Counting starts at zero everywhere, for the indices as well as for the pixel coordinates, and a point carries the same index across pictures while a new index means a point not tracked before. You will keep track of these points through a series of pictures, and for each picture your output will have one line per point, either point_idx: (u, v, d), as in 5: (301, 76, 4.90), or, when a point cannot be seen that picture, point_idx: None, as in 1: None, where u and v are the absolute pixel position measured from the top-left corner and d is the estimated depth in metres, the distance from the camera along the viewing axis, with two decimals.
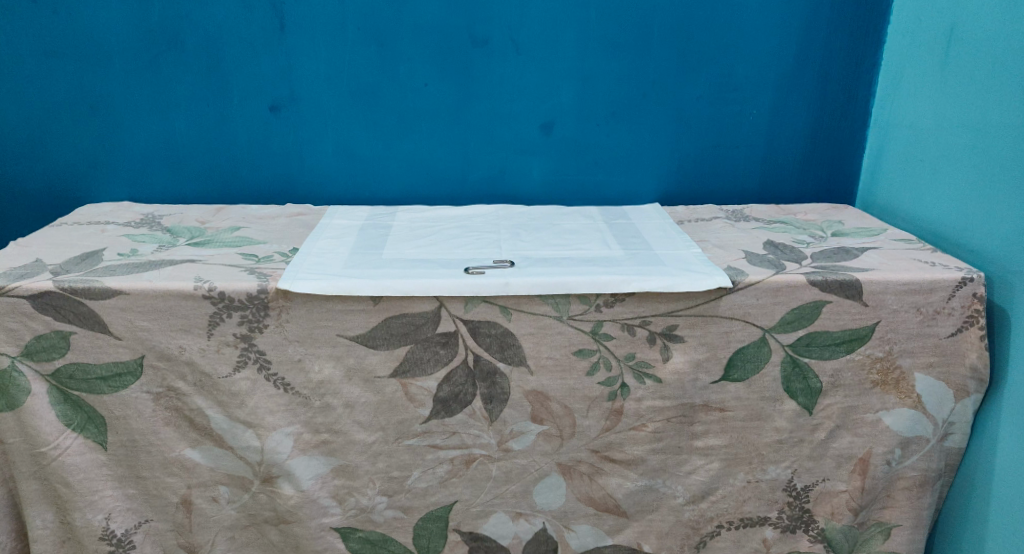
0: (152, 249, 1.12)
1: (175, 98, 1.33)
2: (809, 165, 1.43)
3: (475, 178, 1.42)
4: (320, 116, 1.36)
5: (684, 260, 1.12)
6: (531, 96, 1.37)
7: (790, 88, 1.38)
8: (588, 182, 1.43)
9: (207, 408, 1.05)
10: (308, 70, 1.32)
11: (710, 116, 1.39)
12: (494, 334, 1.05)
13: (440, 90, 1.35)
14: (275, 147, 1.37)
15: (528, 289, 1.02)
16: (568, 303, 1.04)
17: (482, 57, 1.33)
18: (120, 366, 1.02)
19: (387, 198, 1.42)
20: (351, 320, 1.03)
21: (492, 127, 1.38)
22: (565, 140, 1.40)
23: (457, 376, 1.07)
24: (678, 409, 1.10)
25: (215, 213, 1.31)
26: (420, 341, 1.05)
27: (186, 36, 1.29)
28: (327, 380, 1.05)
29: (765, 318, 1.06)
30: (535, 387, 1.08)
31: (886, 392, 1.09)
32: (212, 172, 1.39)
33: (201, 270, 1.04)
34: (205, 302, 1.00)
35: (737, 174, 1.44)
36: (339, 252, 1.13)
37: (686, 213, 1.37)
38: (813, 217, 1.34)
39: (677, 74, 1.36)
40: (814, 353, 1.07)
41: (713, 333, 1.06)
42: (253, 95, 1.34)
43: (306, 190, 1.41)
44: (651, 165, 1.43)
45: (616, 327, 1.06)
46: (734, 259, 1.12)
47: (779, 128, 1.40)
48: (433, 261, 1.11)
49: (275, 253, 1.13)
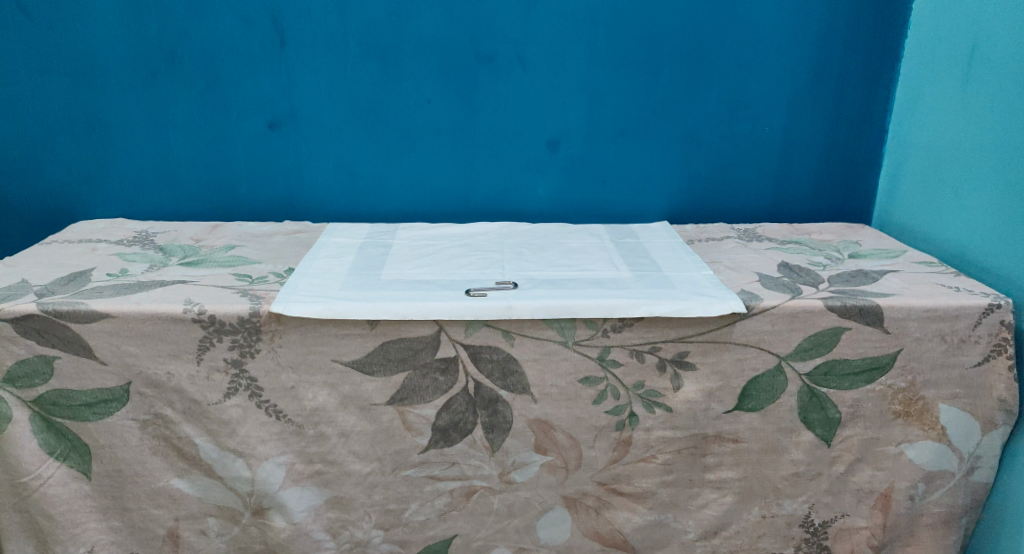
0: (143, 269, 1.08)
1: (171, 115, 1.30)
2: (824, 183, 1.39)
3: (479, 197, 1.38)
4: (320, 133, 1.32)
5: (695, 282, 1.07)
6: (537, 113, 1.33)
7: (805, 106, 1.33)
8: (594, 201, 1.39)
9: (196, 436, 1.00)
10: (308, 86, 1.29)
11: (721, 134, 1.35)
12: (496, 360, 1.01)
13: (444, 107, 1.31)
14: (274, 165, 1.34)
15: (531, 313, 0.98)
16: (573, 328, 1.00)
17: (487, 73, 1.30)
18: (105, 393, 0.98)
19: (387, 217, 1.38)
20: (346, 345, 0.99)
21: (497, 145, 1.34)
22: (571, 158, 1.36)
23: (457, 404, 1.02)
24: (689, 441, 1.04)
25: (211, 230, 1.27)
26: (418, 367, 1.01)
27: (183, 51, 1.26)
28: (321, 407, 1.01)
29: (781, 345, 1.01)
30: (539, 416, 1.03)
31: (908, 424, 1.03)
32: (208, 189, 1.35)
33: (192, 291, 1.00)
34: (195, 326, 0.96)
35: (749, 193, 1.39)
36: (337, 271, 1.09)
37: (696, 232, 1.32)
38: (828, 237, 1.29)
39: (688, 91, 1.32)
40: (832, 382, 1.02)
41: (727, 361, 1.01)
42: (252, 111, 1.30)
43: (305, 208, 1.37)
44: (660, 183, 1.38)
45: (625, 354, 1.01)
46: (748, 283, 1.07)
47: (793, 146, 1.36)
48: (433, 282, 1.06)
49: (270, 273, 1.09)
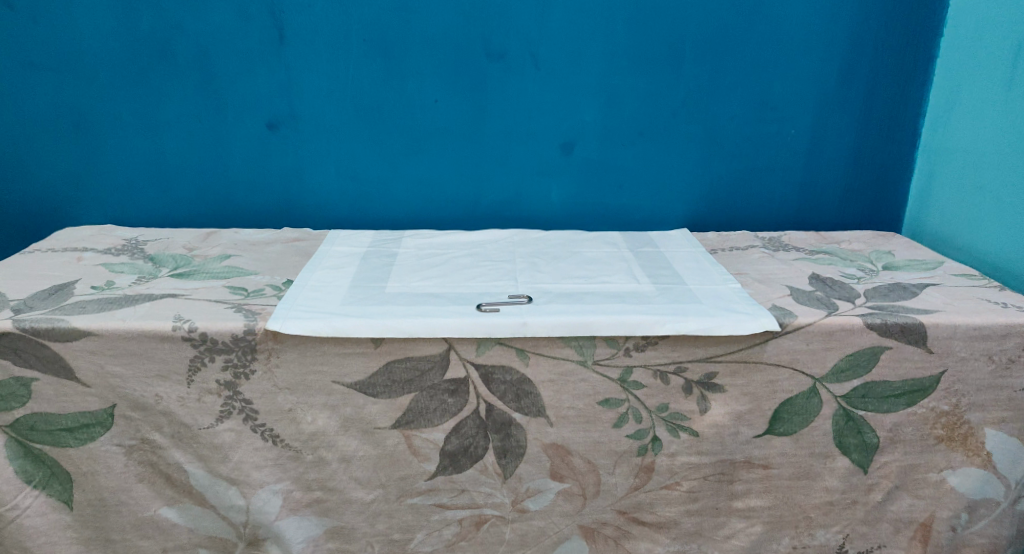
0: (130, 281, 1.01)
1: (163, 115, 1.23)
2: (851, 188, 1.32)
3: (488, 202, 1.31)
4: (321, 135, 1.25)
5: (722, 297, 1.00)
6: (550, 114, 1.26)
7: (833, 107, 1.27)
8: (610, 206, 1.32)
9: (186, 462, 0.94)
10: (308, 84, 1.22)
11: (744, 136, 1.28)
12: (509, 381, 0.94)
13: (452, 108, 1.24)
14: (271, 167, 1.26)
15: (547, 330, 0.91)
16: (593, 347, 0.93)
17: (498, 71, 1.23)
18: (87, 417, 0.91)
19: (392, 223, 1.31)
20: (349, 364, 0.92)
21: (508, 147, 1.27)
22: (586, 161, 1.29)
23: (467, 427, 0.95)
24: (715, 467, 0.98)
25: (204, 238, 1.20)
26: (425, 388, 0.94)
27: (175, 47, 1.19)
28: (320, 431, 0.94)
29: (815, 366, 0.94)
30: (555, 441, 0.96)
31: (951, 449, 0.96)
32: (202, 193, 1.28)
33: (182, 306, 0.93)
34: (185, 344, 0.89)
35: (772, 199, 1.32)
36: (339, 283, 1.02)
37: (718, 241, 1.25)
38: (858, 246, 1.22)
39: (710, 91, 1.25)
40: (870, 405, 0.95)
41: (757, 382, 0.94)
42: (249, 111, 1.23)
43: (305, 214, 1.30)
44: (679, 188, 1.31)
45: (648, 374, 0.94)
46: (779, 297, 1.00)
47: (819, 149, 1.29)
48: (442, 296, 1.00)
49: (266, 285, 1.02)
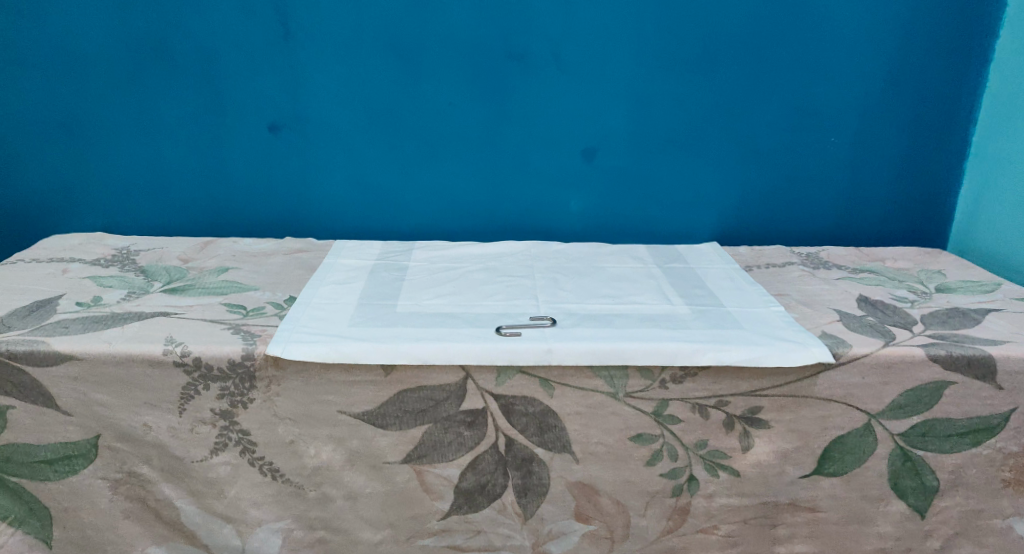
0: (119, 296, 0.93)
1: (159, 115, 1.14)
2: (895, 201, 1.23)
3: (505, 212, 1.22)
4: (327, 138, 1.16)
5: (765, 321, 0.91)
6: (573, 118, 1.17)
7: (877, 114, 1.18)
8: (636, 218, 1.23)
9: (177, 498, 0.85)
10: (315, 84, 1.13)
11: (781, 145, 1.19)
12: (532, 413, 0.86)
13: (468, 111, 1.16)
14: (274, 173, 1.18)
15: (575, 359, 0.83)
16: (625, 377, 0.84)
17: (518, 72, 1.14)
18: (69, 448, 0.82)
19: (402, 233, 1.23)
20: (356, 394, 0.84)
21: (527, 153, 1.19)
22: (610, 169, 1.20)
23: (485, 463, 0.87)
24: (758, 510, 0.90)
25: (201, 248, 1.11)
26: (439, 420, 0.85)
27: (173, 43, 1.11)
28: (324, 466, 0.86)
29: (871, 401, 0.86)
30: (582, 479, 0.88)
31: (1019, 494, 0.88)
32: (199, 199, 1.19)
33: (175, 327, 0.85)
34: (177, 370, 0.81)
35: (810, 211, 1.23)
36: (346, 301, 0.94)
37: (753, 256, 1.16)
38: (905, 264, 1.13)
39: (746, 96, 1.16)
40: (930, 445, 0.87)
41: (806, 418, 0.86)
42: (250, 112, 1.14)
43: (309, 222, 1.21)
44: (710, 199, 1.22)
45: (685, 408, 0.86)
46: (828, 323, 0.92)
47: (862, 159, 1.20)
48: (458, 316, 0.91)
49: (267, 303, 0.93)
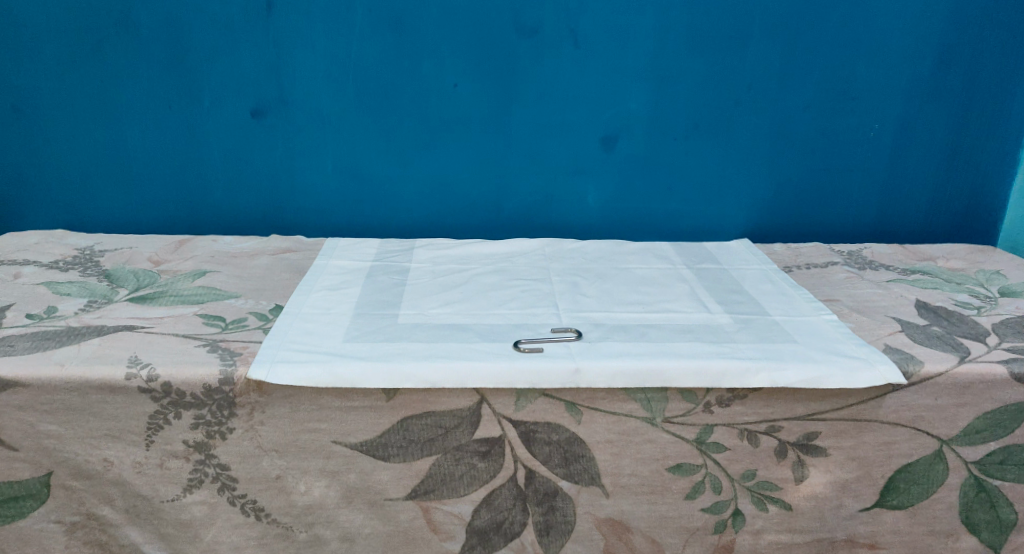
0: (77, 306, 0.80)
1: (125, 97, 1.02)
2: (941, 193, 1.12)
3: (514, 206, 1.10)
4: (316, 124, 1.04)
5: (819, 332, 0.80)
6: (591, 102, 1.05)
7: (926, 97, 1.07)
8: (658, 213, 1.11)
9: (144, 544, 0.74)
10: (301, 63, 1.01)
11: (820, 131, 1.08)
12: (556, 441, 0.74)
13: (473, 93, 1.04)
14: (256, 163, 1.05)
15: (608, 380, 0.71)
16: (664, 401, 0.73)
17: (529, 50, 1.02)
18: (15, 488, 0.71)
19: (400, 229, 1.10)
20: (354, 421, 0.72)
21: (539, 141, 1.07)
22: (631, 159, 1.08)
23: (501, 499, 0.76)
24: (811, 547, 0.79)
25: (175, 248, 0.99)
26: (450, 451, 0.74)
27: (140, 15, 0.98)
28: (317, 504, 0.74)
29: (943, 425, 0.75)
30: (613, 515, 0.77)
31: None
32: (173, 192, 1.07)
33: (142, 344, 0.73)
34: (143, 397, 0.69)
35: (848, 205, 1.12)
36: (340, 310, 0.82)
37: (789, 255, 1.05)
38: (959, 264, 1.02)
39: (782, 77, 1.05)
40: (1007, 474, 0.76)
41: (869, 445, 0.75)
42: (228, 94, 1.02)
43: (296, 218, 1.09)
44: (740, 192, 1.11)
45: (731, 435, 0.75)
46: (889, 334, 0.81)
47: (907, 147, 1.09)
48: (470, 327, 0.79)
49: (250, 313, 0.81)
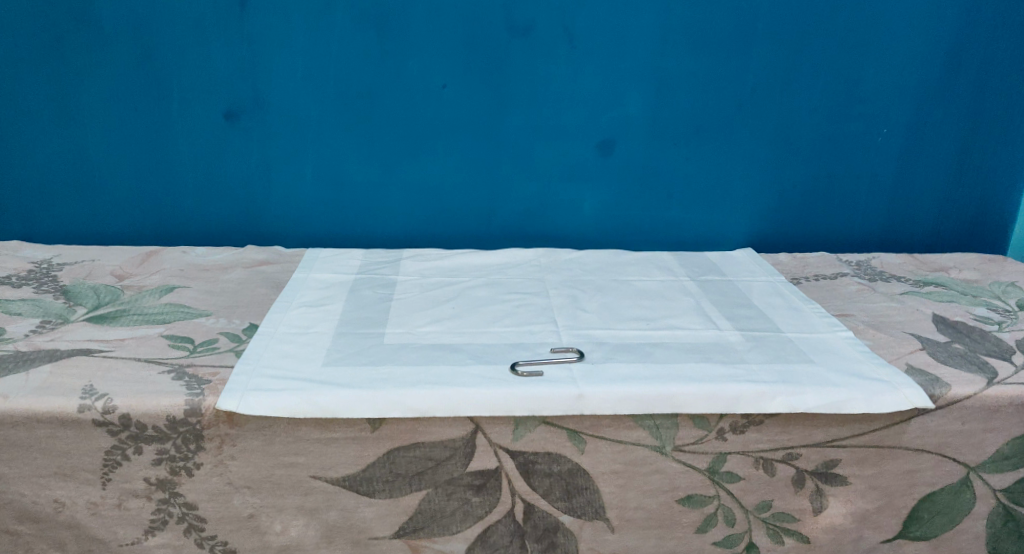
0: (29, 327, 0.73)
1: (87, 98, 0.94)
2: (951, 200, 1.07)
3: (505, 214, 1.04)
4: (294, 128, 0.97)
5: (837, 350, 0.75)
6: (587, 105, 0.99)
7: (936, 101, 1.02)
8: (657, 221, 1.06)
9: None
10: (278, 63, 0.94)
11: (826, 136, 1.03)
12: (557, 473, 0.68)
13: (462, 95, 0.97)
14: (229, 169, 0.98)
15: (614, 407, 0.65)
16: (674, 428, 0.68)
17: (522, 49, 0.96)
18: None
19: (385, 239, 1.04)
20: (335, 455, 0.66)
21: (532, 146, 1.01)
22: (629, 164, 1.03)
23: (497, 536, 0.69)
24: None
25: (141, 260, 0.92)
26: (441, 485, 0.68)
27: (102, 11, 0.91)
28: (294, 544, 0.68)
29: (971, 451, 0.70)
30: (617, 550, 0.71)
31: None
32: (140, 200, 0.99)
33: (99, 371, 0.66)
34: (98, 432, 0.63)
35: (855, 213, 1.07)
36: (320, 329, 0.76)
37: (795, 266, 1.00)
38: (971, 274, 0.98)
39: (788, 79, 1.00)
40: None
41: (893, 473, 0.70)
42: (199, 96, 0.95)
43: (273, 228, 1.02)
44: (743, 199, 1.05)
45: (746, 464, 0.69)
46: (911, 352, 0.75)
47: (916, 152, 1.04)
48: (461, 347, 0.73)
49: (221, 333, 0.74)
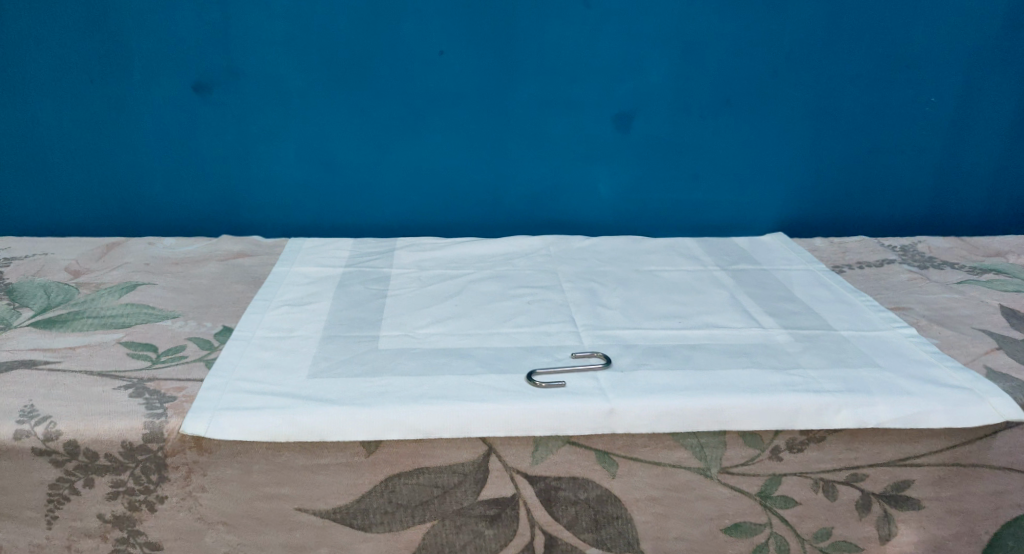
0: None
1: (39, 69, 0.83)
2: (1004, 177, 0.97)
3: (512, 197, 0.93)
4: (274, 101, 0.86)
5: (902, 351, 0.65)
6: (603, 73, 0.88)
7: (991, 66, 0.92)
8: (680, 203, 0.95)
9: None
10: (254, 26, 0.83)
11: (868, 105, 0.92)
12: (584, 501, 0.58)
13: (463, 62, 0.86)
14: (202, 149, 0.88)
15: (652, 424, 0.56)
16: (722, 447, 0.58)
17: (530, 10, 0.85)
18: None
19: (378, 226, 0.93)
20: (324, 483, 0.56)
21: (541, 120, 0.90)
22: (650, 140, 0.92)
23: None
24: None
25: (103, 253, 0.81)
26: (448, 516, 0.57)
27: None
28: None
29: None
30: None
31: None
32: (103, 185, 0.89)
33: (41, 387, 0.56)
34: (40, 463, 0.53)
35: (898, 192, 0.97)
36: (304, 332, 0.65)
37: (836, 252, 0.90)
38: None
39: (828, 42, 0.89)
40: None
41: (972, 494, 0.60)
42: (165, 65, 0.84)
43: (253, 214, 0.91)
44: (776, 178, 0.95)
45: (803, 487, 0.59)
46: (986, 352, 0.66)
47: (968, 123, 0.94)
48: (469, 353, 0.63)
49: (190, 338, 0.64)
